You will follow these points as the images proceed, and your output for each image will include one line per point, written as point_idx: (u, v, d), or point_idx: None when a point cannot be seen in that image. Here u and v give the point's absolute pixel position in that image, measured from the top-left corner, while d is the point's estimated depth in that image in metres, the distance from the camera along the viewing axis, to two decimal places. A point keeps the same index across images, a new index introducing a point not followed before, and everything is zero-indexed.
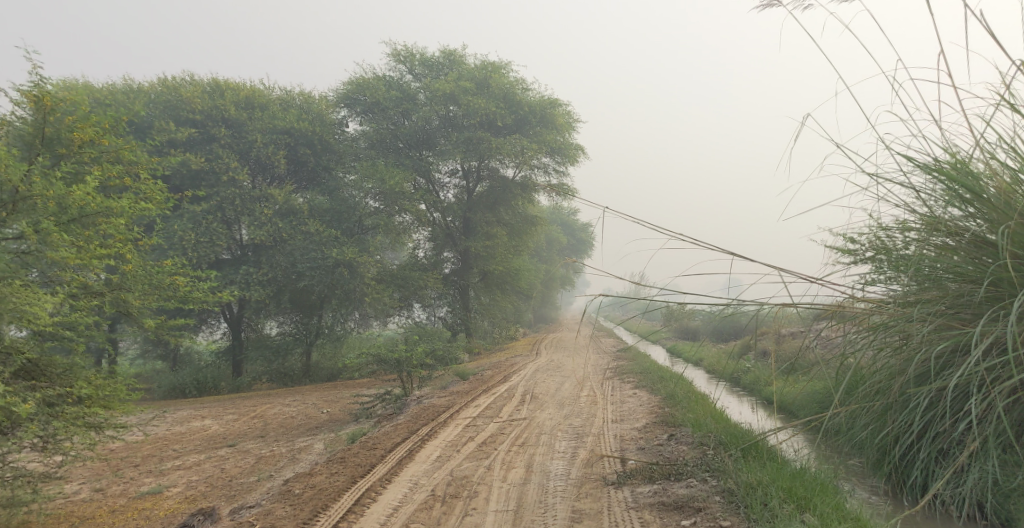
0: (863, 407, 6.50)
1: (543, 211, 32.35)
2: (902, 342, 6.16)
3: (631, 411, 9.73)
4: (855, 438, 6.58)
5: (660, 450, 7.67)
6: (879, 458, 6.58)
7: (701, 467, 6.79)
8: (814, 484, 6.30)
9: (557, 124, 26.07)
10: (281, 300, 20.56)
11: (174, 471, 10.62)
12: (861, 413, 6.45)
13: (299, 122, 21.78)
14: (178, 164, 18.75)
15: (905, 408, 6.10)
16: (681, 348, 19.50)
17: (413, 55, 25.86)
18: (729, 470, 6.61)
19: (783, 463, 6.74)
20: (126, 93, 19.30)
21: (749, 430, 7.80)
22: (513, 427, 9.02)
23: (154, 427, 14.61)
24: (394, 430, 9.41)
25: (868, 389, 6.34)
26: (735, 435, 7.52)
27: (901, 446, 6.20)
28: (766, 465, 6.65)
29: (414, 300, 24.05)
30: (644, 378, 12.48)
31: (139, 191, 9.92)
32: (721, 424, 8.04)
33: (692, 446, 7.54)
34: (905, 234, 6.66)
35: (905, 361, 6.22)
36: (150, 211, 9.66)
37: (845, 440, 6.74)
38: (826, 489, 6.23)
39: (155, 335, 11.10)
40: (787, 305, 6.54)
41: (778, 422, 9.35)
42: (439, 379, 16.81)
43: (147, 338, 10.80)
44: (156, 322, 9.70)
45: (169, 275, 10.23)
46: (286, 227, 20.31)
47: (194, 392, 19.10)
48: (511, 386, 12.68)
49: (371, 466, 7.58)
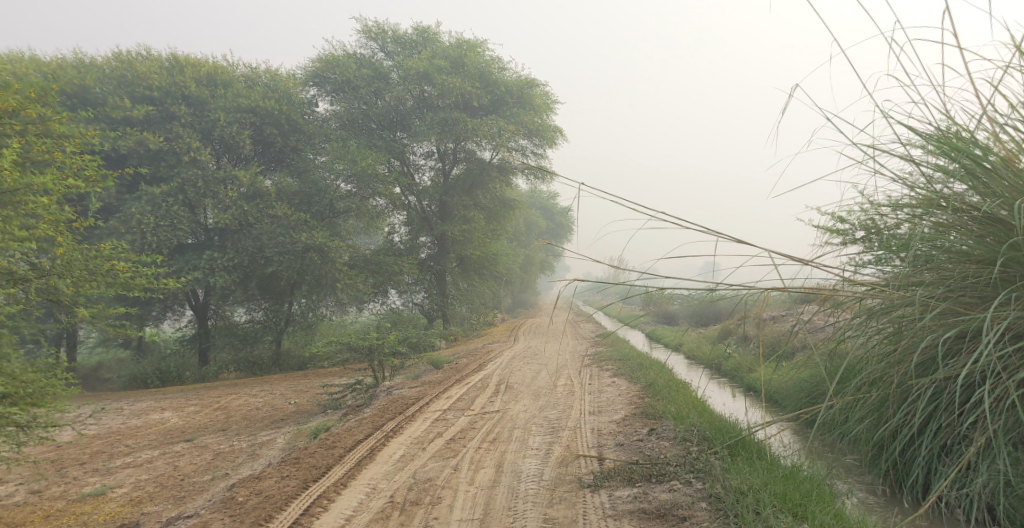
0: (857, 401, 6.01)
1: (520, 194, 31.76)
2: (903, 330, 5.61)
3: (610, 402, 9.19)
4: (847, 435, 6.10)
5: (640, 446, 7.14)
6: (875, 455, 6.09)
7: (684, 469, 6.30)
8: (809, 488, 5.84)
9: (534, 105, 25.43)
10: (248, 287, 19.74)
11: (121, 470, 9.93)
12: (855, 407, 5.96)
13: (265, 100, 20.85)
14: (134, 144, 17.83)
15: (905, 401, 5.63)
16: (661, 333, 19.06)
17: (385, 32, 24.94)
18: (715, 473, 6.13)
19: (774, 463, 6.25)
20: (78, 68, 18.25)
21: (735, 424, 7.31)
22: (484, 421, 8.43)
23: (108, 421, 13.85)
24: (357, 425, 8.78)
25: (863, 380, 5.84)
26: (721, 430, 7.01)
27: (900, 442, 5.73)
28: (755, 467, 6.17)
29: (389, 286, 23.35)
30: (624, 365, 11.97)
31: (69, 166, 9.21)
32: (705, 418, 7.53)
33: (674, 443, 7.03)
34: (899, 212, 6.19)
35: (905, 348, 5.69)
36: (82, 188, 8.96)
37: (837, 435, 6.27)
38: (824, 495, 5.76)
39: (97, 325, 10.34)
40: (776, 289, 6.03)
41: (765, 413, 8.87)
42: (413, 367, 16.16)
43: (89, 328, 10.10)
44: (94, 310, 9.00)
45: (109, 259, 9.46)
46: (252, 211, 19.43)
47: (156, 382, 18.32)
48: (485, 375, 12.08)
49: (326, 468, 6.97)
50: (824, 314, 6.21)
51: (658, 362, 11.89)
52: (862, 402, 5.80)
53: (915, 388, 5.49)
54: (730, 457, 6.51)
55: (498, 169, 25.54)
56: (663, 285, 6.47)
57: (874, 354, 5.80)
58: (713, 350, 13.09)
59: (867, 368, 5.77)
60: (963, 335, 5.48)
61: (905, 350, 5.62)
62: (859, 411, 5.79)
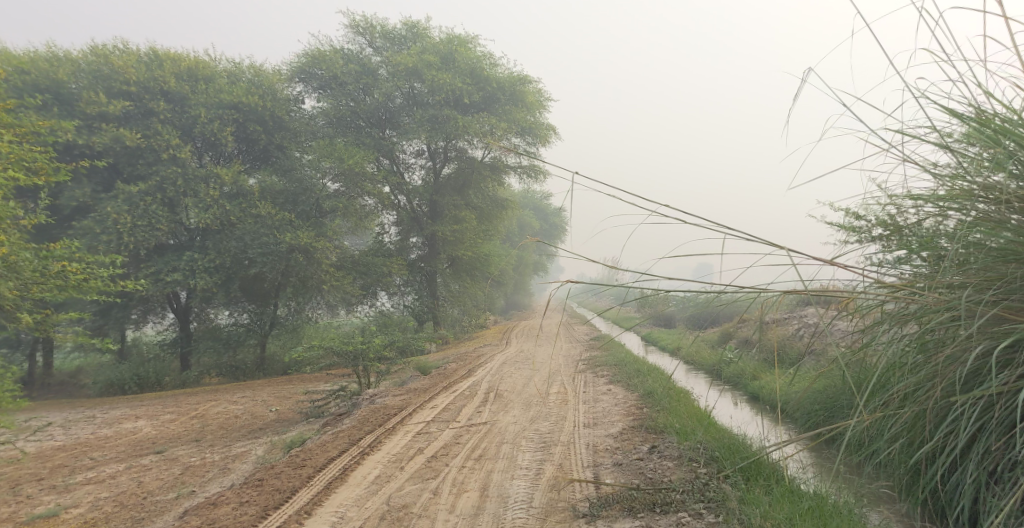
0: (888, 417, 5.46)
1: (513, 195, 31.12)
2: (945, 338, 5.06)
3: (606, 413, 8.58)
4: (878, 456, 5.53)
5: (641, 466, 6.57)
6: (911, 481, 5.57)
7: (693, 498, 5.82)
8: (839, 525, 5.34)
9: (526, 102, 24.83)
10: (231, 289, 18.98)
11: (83, 487, 9.37)
12: (886, 424, 5.39)
13: (248, 96, 20.12)
14: (109, 141, 17.12)
15: (947, 420, 5.09)
16: (658, 336, 18.48)
17: (373, 26, 24.20)
18: (730, 504, 5.67)
19: (789, 494, 5.74)
20: (53, 61, 17.50)
21: (746, 441, 6.77)
22: (470, 435, 7.80)
23: (78, 432, 13.19)
24: (333, 439, 8.16)
25: (893, 395, 5.29)
26: (729, 451, 6.48)
27: (940, 467, 5.20)
28: (776, 498, 5.68)
29: (378, 287, 22.67)
30: (620, 371, 11.33)
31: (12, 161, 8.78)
32: (713, 434, 6.95)
33: (678, 463, 6.48)
34: (922, 206, 5.70)
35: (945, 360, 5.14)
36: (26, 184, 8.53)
37: (866, 457, 5.75)
38: None
39: (46, 330, 9.77)
40: (796, 291, 5.47)
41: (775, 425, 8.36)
42: (400, 373, 15.44)
43: (42, 334, 9.62)
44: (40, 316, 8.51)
45: (58, 260, 8.97)
46: (234, 210, 18.65)
47: (134, 388, 17.54)
48: (474, 381, 11.45)
49: (291, 492, 6.43)
50: (849, 319, 5.65)
51: (658, 368, 11.29)
52: (893, 420, 5.25)
53: (958, 408, 4.96)
54: (742, 484, 5.99)
55: (490, 168, 25.11)
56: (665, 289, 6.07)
57: (902, 364, 5.28)
58: (714, 354, 12.49)
59: (896, 381, 5.23)
60: (1015, 345, 4.92)
61: (947, 362, 5.07)
62: (891, 429, 5.22)
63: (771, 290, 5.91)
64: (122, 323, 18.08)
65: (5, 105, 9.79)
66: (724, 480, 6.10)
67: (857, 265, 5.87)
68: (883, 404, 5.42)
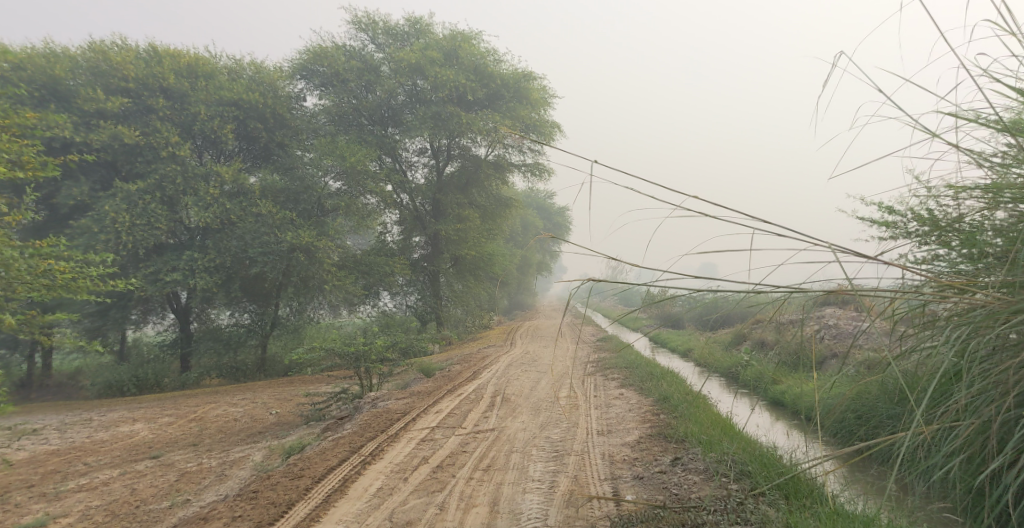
0: (944, 430, 5.20)
1: (516, 194, 30.70)
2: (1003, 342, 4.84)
3: (620, 420, 8.22)
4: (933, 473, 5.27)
5: (665, 481, 6.37)
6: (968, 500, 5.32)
7: (727, 519, 5.66)
8: None
9: (531, 99, 24.39)
10: (232, 289, 18.57)
11: (73, 495, 9.02)
12: (943, 438, 5.14)
13: (248, 93, 19.71)
14: (107, 138, 16.75)
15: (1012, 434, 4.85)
16: (667, 337, 18.00)
17: (375, 22, 23.78)
18: None
19: (823, 516, 5.56)
20: (50, 56, 17.08)
21: (774, 455, 6.56)
22: (477, 443, 7.46)
23: (72, 436, 12.82)
24: (333, 445, 7.77)
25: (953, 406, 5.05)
26: (758, 467, 6.25)
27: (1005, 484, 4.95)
28: (818, 523, 5.50)
29: (380, 287, 22.20)
30: (632, 374, 10.94)
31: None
32: (741, 446, 6.74)
33: (704, 478, 6.29)
34: (966, 201, 5.50)
35: (1008, 369, 4.91)
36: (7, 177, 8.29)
37: (920, 474, 5.49)
38: None
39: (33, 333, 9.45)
40: (839, 290, 5.25)
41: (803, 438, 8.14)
42: (403, 375, 15.04)
43: (27, 335, 9.27)
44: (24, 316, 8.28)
45: (45, 259, 8.72)
46: (234, 209, 18.23)
47: (133, 389, 17.14)
48: (479, 384, 11.06)
49: (287, 506, 6.15)
50: (893, 322, 5.42)
51: (671, 372, 10.93)
52: (953, 433, 4.98)
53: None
54: (779, 504, 5.82)
55: (494, 166, 24.70)
56: (680, 288, 5.99)
57: (957, 370, 5.05)
58: (728, 357, 12.14)
59: (955, 389, 4.98)
60: None
61: (1012, 371, 4.84)
62: (951, 443, 4.98)
63: (805, 288, 5.77)
64: (120, 324, 17.69)
65: None
66: (761, 498, 5.93)
67: (897, 262, 5.69)
68: (941, 417, 5.17)
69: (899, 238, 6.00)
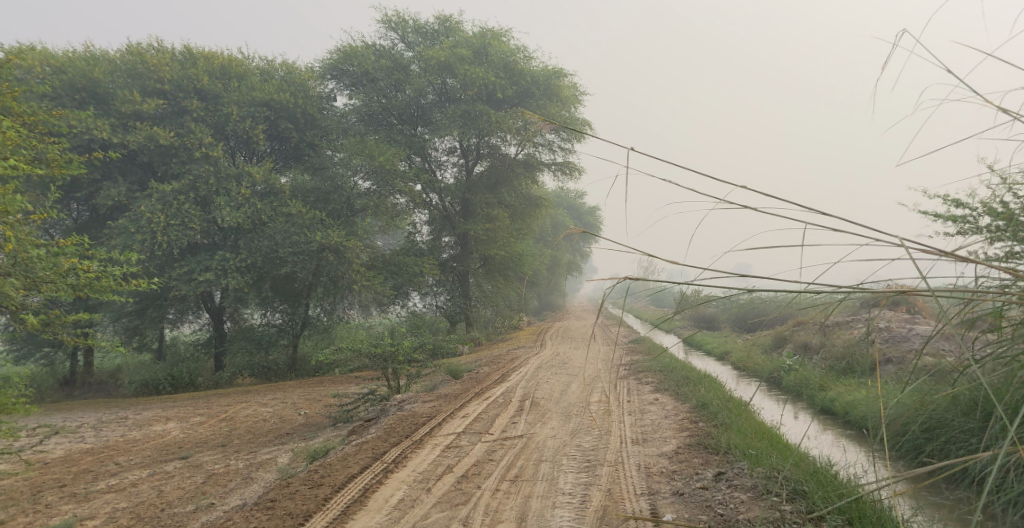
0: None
1: (546, 193, 30.41)
2: None
3: (656, 427, 7.92)
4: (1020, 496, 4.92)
5: (709, 498, 6.15)
6: None
7: None
8: None
9: (561, 97, 23.97)
10: (263, 289, 18.57)
11: (102, 495, 8.99)
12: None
13: (280, 93, 19.66)
14: (142, 139, 16.81)
15: None
16: (701, 339, 17.56)
17: (405, 21, 23.64)
18: None
19: None
20: (89, 59, 17.17)
21: (826, 473, 6.28)
22: (504, 450, 7.32)
23: (105, 435, 12.85)
24: (359, 449, 7.63)
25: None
26: (810, 488, 6.00)
27: None
28: None
29: (409, 287, 22.11)
30: (667, 378, 10.59)
31: (19, 157, 8.68)
32: (790, 461, 6.46)
33: (752, 496, 6.05)
34: None
35: None
36: (29, 177, 8.46)
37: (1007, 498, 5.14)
38: None
39: (58, 333, 9.54)
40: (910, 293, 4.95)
41: (862, 454, 7.81)
42: (431, 377, 14.84)
43: (47, 337, 9.34)
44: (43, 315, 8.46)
45: (68, 259, 8.82)
46: (265, 209, 18.16)
47: (168, 388, 17.24)
48: (509, 387, 10.80)
49: (305, 516, 6.22)
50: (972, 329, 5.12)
51: (709, 376, 10.58)
52: None
53: None
54: None
55: (523, 165, 24.39)
56: (717, 288, 5.70)
57: None
58: (767, 361, 11.72)
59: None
60: None
61: None
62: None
63: (868, 289, 5.48)
64: (156, 323, 17.75)
65: (16, 96, 9.67)
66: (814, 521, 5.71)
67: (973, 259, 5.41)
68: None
69: (973, 234, 5.72)
